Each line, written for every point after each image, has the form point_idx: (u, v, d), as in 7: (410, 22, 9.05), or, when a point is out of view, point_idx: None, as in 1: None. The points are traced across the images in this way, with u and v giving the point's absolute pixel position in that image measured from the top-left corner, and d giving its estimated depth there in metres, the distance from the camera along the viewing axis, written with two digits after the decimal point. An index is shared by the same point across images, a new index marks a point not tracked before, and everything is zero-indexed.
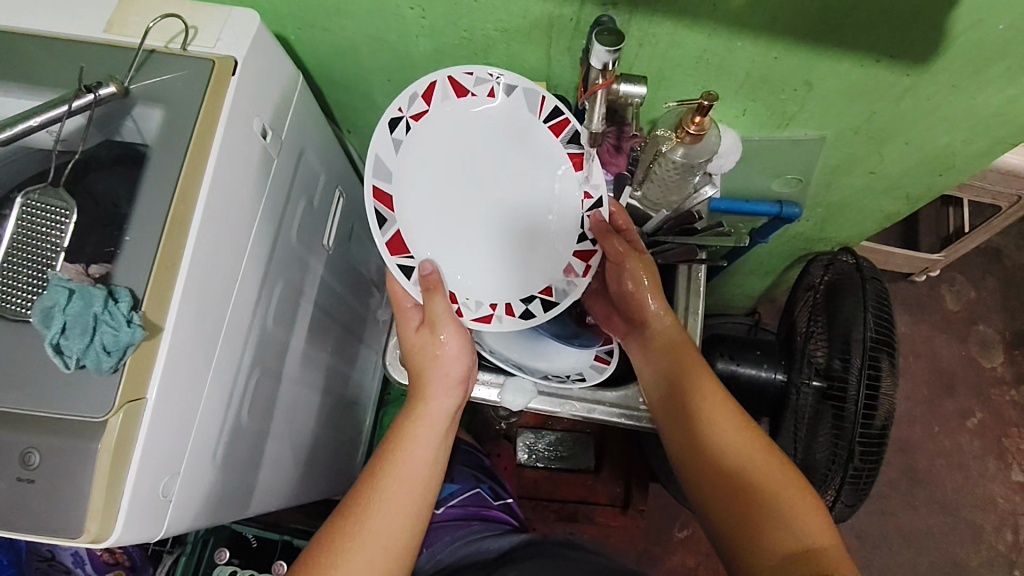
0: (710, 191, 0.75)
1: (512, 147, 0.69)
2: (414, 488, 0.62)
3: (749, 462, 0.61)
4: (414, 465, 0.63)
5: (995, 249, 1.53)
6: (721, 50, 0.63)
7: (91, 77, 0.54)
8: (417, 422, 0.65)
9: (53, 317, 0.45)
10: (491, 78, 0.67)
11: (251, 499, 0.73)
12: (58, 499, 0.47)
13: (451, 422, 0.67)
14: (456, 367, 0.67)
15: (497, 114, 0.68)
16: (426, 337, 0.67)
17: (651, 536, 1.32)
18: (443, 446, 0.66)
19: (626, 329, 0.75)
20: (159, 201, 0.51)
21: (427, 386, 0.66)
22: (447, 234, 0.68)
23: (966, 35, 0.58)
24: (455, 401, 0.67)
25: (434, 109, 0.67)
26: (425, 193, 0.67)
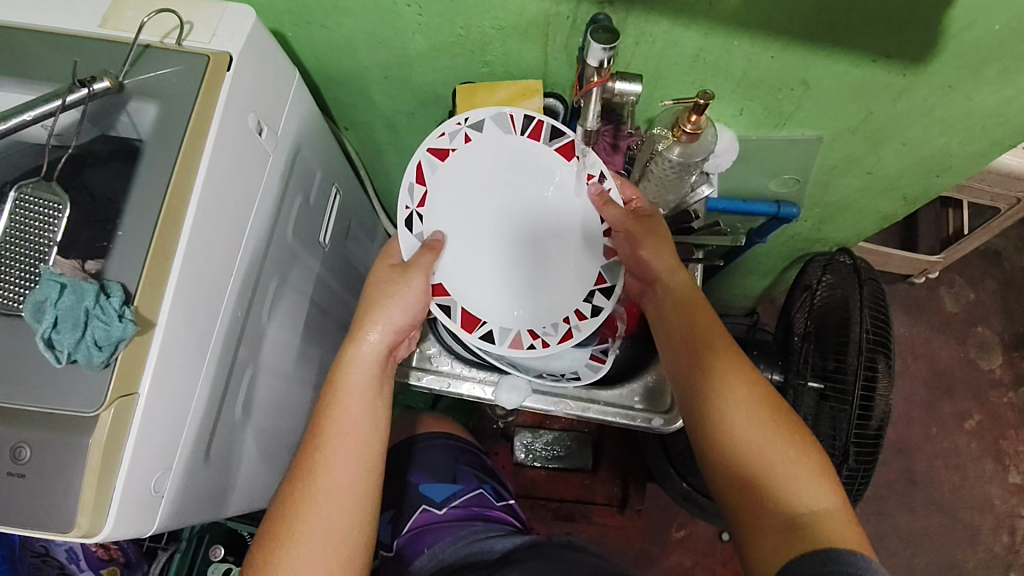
0: (706, 191, 0.76)
1: (503, 172, 0.69)
2: (362, 445, 0.60)
3: (753, 431, 0.57)
4: (353, 418, 0.60)
5: (994, 251, 1.53)
6: (718, 50, 0.63)
7: (85, 71, 0.54)
8: (350, 369, 0.62)
9: (44, 311, 0.45)
10: (460, 125, 0.68)
11: (228, 501, 0.70)
12: (48, 493, 0.47)
13: (385, 361, 0.64)
14: (402, 316, 0.64)
15: (494, 144, 0.69)
16: (393, 281, 0.64)
17: (648, 536, 1.31)
18: (382, 388, 0.63)
19: (639, 288, 0.71)
20: (153, 197, 0.51)
21: (363, 326, 0.63)
22: (502, 299, 0.69)
23: (962, 36, 0.58)
24: (387, 342, 0.63)
25: (432, 185, 0.68)
26: (467, 261, 0.68)
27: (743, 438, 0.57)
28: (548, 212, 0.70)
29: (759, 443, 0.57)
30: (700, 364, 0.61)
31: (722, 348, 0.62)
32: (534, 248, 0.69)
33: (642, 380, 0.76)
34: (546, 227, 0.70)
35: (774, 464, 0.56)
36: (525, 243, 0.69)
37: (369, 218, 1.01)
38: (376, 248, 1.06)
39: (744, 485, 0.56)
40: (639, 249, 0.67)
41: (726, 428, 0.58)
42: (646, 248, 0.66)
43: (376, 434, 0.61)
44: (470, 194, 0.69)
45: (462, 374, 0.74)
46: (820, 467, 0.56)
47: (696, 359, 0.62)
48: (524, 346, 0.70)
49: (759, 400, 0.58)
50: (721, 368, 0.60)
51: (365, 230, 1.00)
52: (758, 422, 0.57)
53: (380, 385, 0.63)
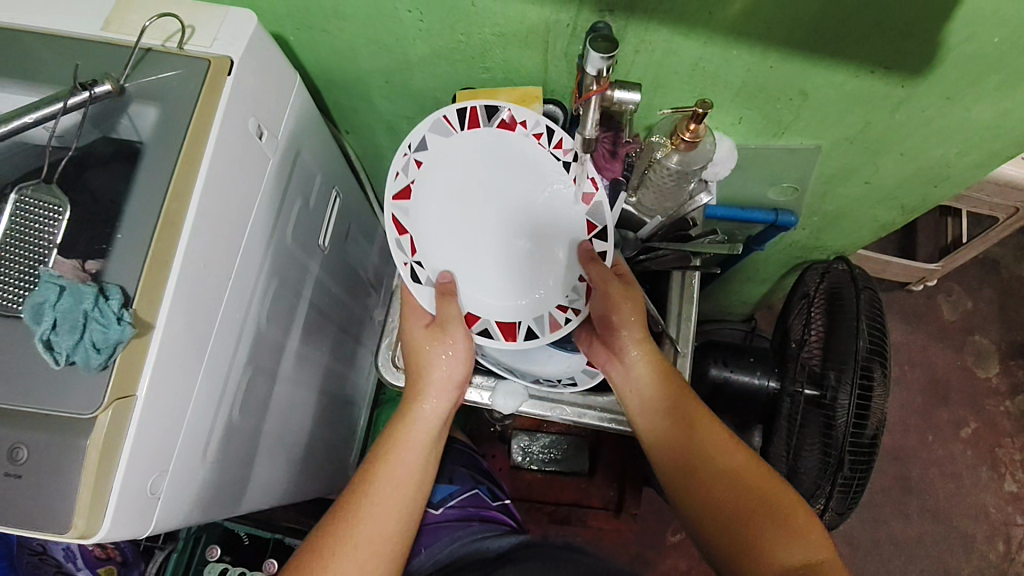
0: (704, 199, 0.75)
1: (472, 178, 0.69)
2: (404, 495, 0.62)
3: (743, 480, 0.61)
4: (403, 469, 0.63)
5: (992, 259, 1.53)
6: (717, 59, 0.63)
7: (87, 74, 0.54)
8: (410, 426, 0.66)
9: (43, 313, 0.45)
10: (405, 153, 0.68)
11: (243, 497, 0.74)
12: (45, 494, 0.48)
13: (444, 423, 0.68)
14: (456, 373, 0.67)
15: (468, 142, 0.69)
16: (437, 337, 0.67)
17: (643, 539, 1.32)
18: (435, 448, 0.67)
19: (605, 355, 0.70)
20: (153, 200, 0.51)
21: (422, 386, 0.67)
22: (518, 284, 0.68)
23: (961, 48, 0.59)
24: (448, 403, 0.68)
25: (411, 229, 0.68)
26: (474, 275, 0.68)
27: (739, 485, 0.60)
28: (537, 190, 0.69)
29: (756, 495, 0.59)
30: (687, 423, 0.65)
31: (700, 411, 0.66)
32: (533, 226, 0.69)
33: None
34: (524, 210, 0.69)
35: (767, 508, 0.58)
36: (523, 223, 0.69)
37: (369, 220, 1.01)
38: (376, 251, 1.06)
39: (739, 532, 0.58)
40: (612, 312, 0.67)
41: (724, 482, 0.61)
42: (620, 312, 0.66)
43: (420, 493, 0.64)
44: (456, 195, 0.68)
45: None
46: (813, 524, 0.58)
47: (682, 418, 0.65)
48: (562, 324, 0.69)
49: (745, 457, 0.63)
50: (705, 427, 0.64)
51: (364, 232, 1.00)
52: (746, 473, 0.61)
53: (434, 445, 0.67)
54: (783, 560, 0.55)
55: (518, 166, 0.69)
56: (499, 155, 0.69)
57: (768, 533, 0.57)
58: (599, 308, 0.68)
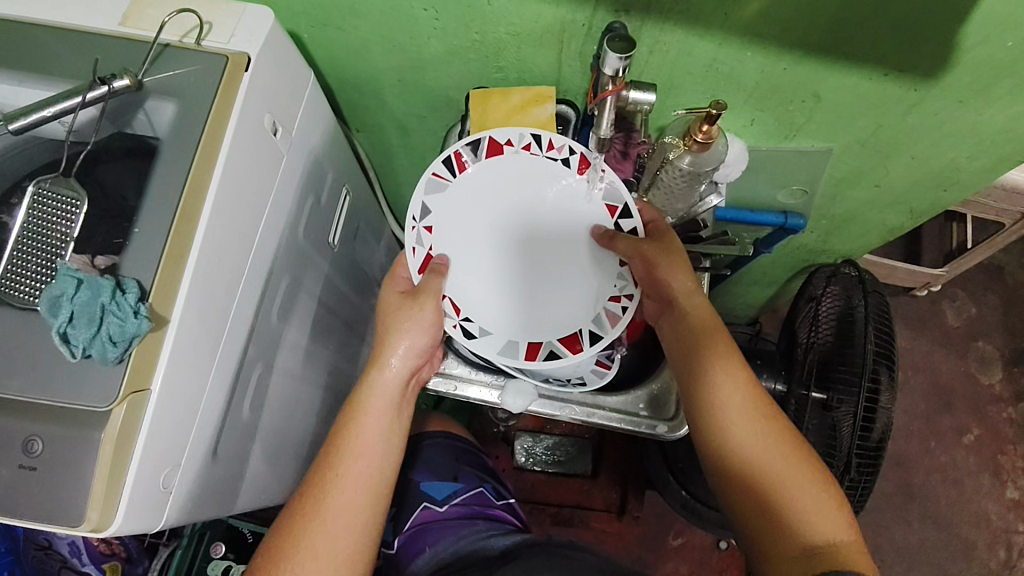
0: (714, 201, 0.76)
1: (473, 217, 0.68)
2: (370, 465, 0.61)
3: (768, 454, 0.58)
4: (368, 436, 0.61)
5: (997, 266, 1.54)
6: (731, 61, 0.64)
7: (106, 68, 0.54)
8: (369, 391, 0.63)
9: (61, 306, 0.46)
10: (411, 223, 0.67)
11: (238, 495, 0.72)
12: (58, 487, 0.48)
13: (405, 387, 0.65)
14: (420, 341, 0.65)
15: (473, 177, 0.68)
16: (406, 305, 0.65)
17: (645, 543, 1.31)
18: (400, 413, 0.65)
19: (658, 309, 0.69)
20: (169, 195, 0.51)
21: (384, 350, 0.64)
22: (557, 300, 0.68)
23: (975, 51, 0.59)
24: (410, 367, 0.65)
25: (450, 288, 0.67)
26: (514, 308, 0.68)
27: (764, 459, 0.58)
28: (551, 204, 0.69)
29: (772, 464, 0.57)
30: (715, 388, 0.61)
31: (736, 371, 0.62)
32: (553, 239, 0.69)
33: (646, 387, 0.75)
34: (528, 230, 0.68)
35: (787, 484, 0.56)
36: (546, 240, 0.69)
37: (377, 219, 1.01)
38: (384, 250, 1.06)
39: (758, 505, 0.57)
40: (657, 271, 0.66)
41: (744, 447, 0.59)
42: (665, 269, 0.65)
43: (390, 461, 0.62)
44: (470, 235, 0.68)
45: (469, 377, 0.73)
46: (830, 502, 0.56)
47: (714, 383, 0.61)
48: (620, 315, 0.69)
49: (777, 427, 0.59)
50: (731, 389, 0.61)
51: (372, 231, 0.99)
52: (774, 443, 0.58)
53: (399, 411, 0.65)
54: (801, 539, 0.54)
55: (514, 191, 0.69)
56: (492, 184, 0.69)
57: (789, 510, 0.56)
58: (639, 270, 0.67)
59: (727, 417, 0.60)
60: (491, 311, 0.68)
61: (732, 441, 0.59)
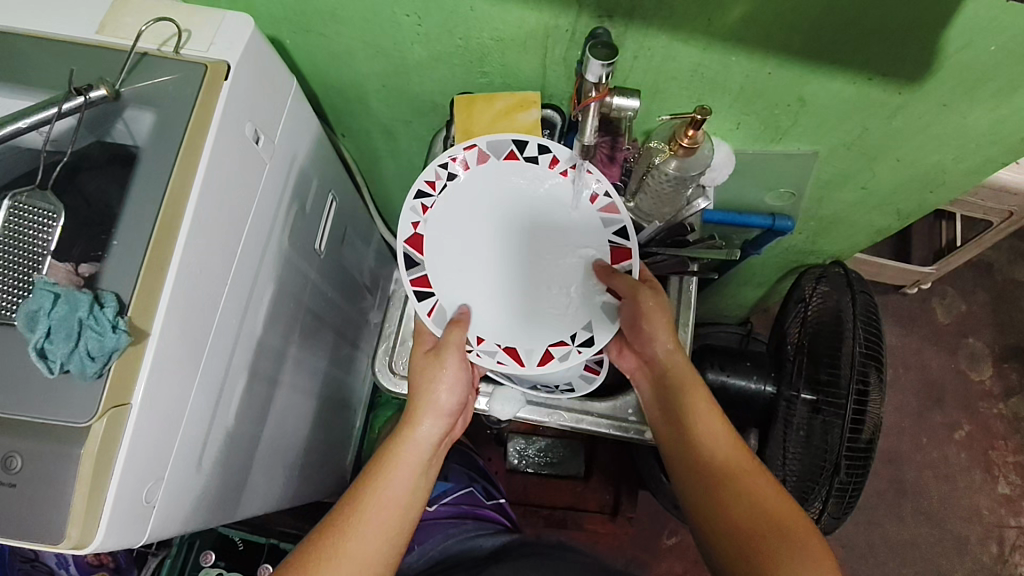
0: (701, 205, 0.74)
1: (470, 274, 0.66)
2: (391, 522, 0.61)
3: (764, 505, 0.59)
4: (395, 490, 0.62)
5: (986, 263, 1.54)
6: (716, 65, 0.63)
7: (81, 78, 0.54)
8: (400, 449, 0.64)
9: (37, 321, 0.45)
10: (473, 347, 0.65)
11: (241, 501, 0.73)
12: (39, 504, 0.47)
13: (436, 449, 0.66)
14: (451, 399, 0.65)
15: (437, 232, 0.67)
16: (432, 363, 0.64)
17: (640, 543, 1.32)
18: (428, 471, 0.65)
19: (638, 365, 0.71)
20: (149, 205, 0.51)
21: (417, 410, 0.64)
22: (572, 262, 0.67)
23: (958, 56, 0.59)
24: (442, 427, 0.65)
25: (541, 343, 0.66)
26: (570, 289, 0.67)
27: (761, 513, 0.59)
28: (528, 200, 0.68)
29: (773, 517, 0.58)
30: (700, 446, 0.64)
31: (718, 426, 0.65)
32: (539, 231, 0.68)
33: (635, 392, 0.74)
34: (502, 228, 0.67)
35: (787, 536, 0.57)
36: (527, 220, 0.68)
37: (365, 223, 1.00)
38: (372, 253, 1.06)
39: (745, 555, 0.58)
40: (642, 322, 0.66)
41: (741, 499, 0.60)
42: (651, 324, 0.66)
43: (411, 516, 0.63)
44: (474, 284, 0.66)
45: None
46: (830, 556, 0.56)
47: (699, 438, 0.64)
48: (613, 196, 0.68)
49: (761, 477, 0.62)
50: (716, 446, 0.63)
51: (360, 234, 0.99)
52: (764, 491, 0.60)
53: (428, 469, 0.65)
54: None
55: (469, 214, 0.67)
56: (453, 227, 0.67)
57: (776, 559, 0.56)
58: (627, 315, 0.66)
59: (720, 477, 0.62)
60: (547, 320, 0.66)
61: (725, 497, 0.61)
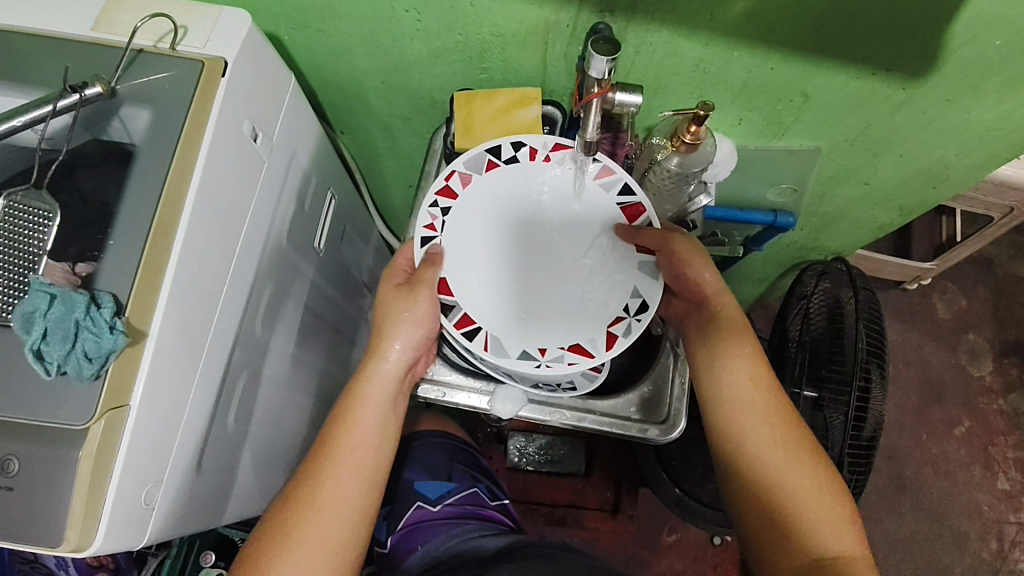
0: (704, 201, 0.74)
1: (504, 288, 0.65)
2: (365, 455, 0.62)
3: (787, 464, 0.60)
4: (364, 427, 0.62)
5: (987, 258, 1.54)
6: (718, 60, 0.63)
7: (76, 76, 0.53)
8: (366, 385, 0.64)
9: (34, 322, 0.45)
10: (538, 359, 0.64)
11: (237, 502, 0.73)
12: (36, 508, 0.46)
13: (402, 382, 0.66)
14: (416, 333, 0.64)
15: (457, 267, 0.65)
16: (402, 296, 0.64)
17: (640, 540, 1.31)
18: (396, 406, 0.65)
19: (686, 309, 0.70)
20: (146, 204, 0.50)
21: (382, 343, 0.64)
22: (595, 245, 0.67)
23: (961, 51, 0.58)
24: (407, 359, 0.65)
25: (603, 328, 0.64)
26: (609, 267, 0.66)
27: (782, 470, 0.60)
28: (532, 192, 0.67)
29: (794, 476, 0.60)
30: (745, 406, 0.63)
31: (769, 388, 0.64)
32: (545, 224, 0.67)
33: (637, 390, 0.74)
34: (514, 231, 0.66)
35: (804, 497, 0.59)
36: (538, 220, 0.67)
37: (364, 220, 1.00)
38: (371, 251, 1.05)
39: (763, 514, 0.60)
40: (681, 267, 0.65)
41: (767, 452, 0.61)
42: (693, 268, 0.65)
43: (382, 452, 0.63)
44: (511, 307, 0.64)
45: (458, 384, 0.72)
46: (850, 518, 0.59)
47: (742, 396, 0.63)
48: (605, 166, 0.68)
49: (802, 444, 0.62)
50: (753, 397, 0.63)
51: (360, 232, 0.98)
52: (799, 464, 0.61)
53: (395, 404, 0.65)
54: (808, 552, 0.57)
55: (481, 225, 0.66)
56: (469, 244, 0.66)
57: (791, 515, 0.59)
58: (666, 269, 0.66)
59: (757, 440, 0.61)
60: (596, 308, 0.65)
61: (751, 449, 0.61)
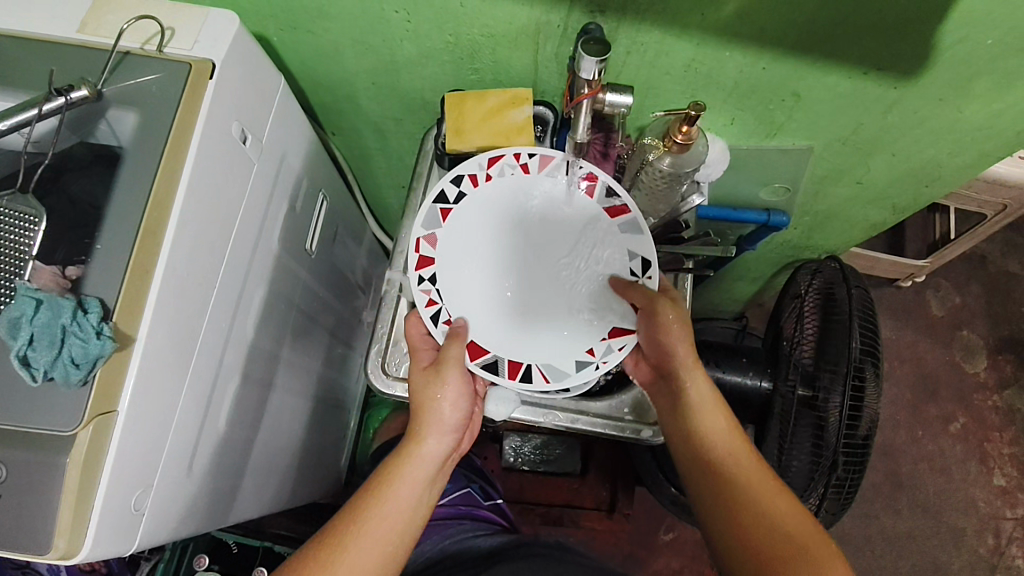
0: (696, 201, 0.74)
1: (527, 319, 0.65)
2: (393, 533, 0.60)
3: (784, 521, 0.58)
4: (396, 505, 0.60)
5: (980, 255, 1.55)
6: (710, 60, 0.62)
7: (61, 79, 0.52)
8: (407, 462, 0.63)
9: (20, 328, 0.44)
10: (593, 359, 0.64)
11: (232, 507, 0.73)
12: (24, 514, 0.46)
13: (441, 466, 0.65)
14: (454, 414, 0.64)
15: (475, 323, 0.64)
16: (432, 379, 0.63)
17: (636, 538, 1.31)
18: (431, 488, 0.64)
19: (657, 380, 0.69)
20: (133, 208, 0.50)
21: (422, 426, 0.64)
22: (587, 237, 0.67)
23: (954, 50, 0.58)
24: (447, 445, 0.64)
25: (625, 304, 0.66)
26: (607, 246, 0.67)
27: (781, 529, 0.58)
28: (522, 212, 0.67)
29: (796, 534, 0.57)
30: (730, 466, 0.63)
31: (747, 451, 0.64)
32: (533, 240, 0.66)
33: (630, 391, 0.74)
34: (510, 261, 0.66)
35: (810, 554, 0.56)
36: (529, 237, 0.66)
37: (357, 221, 0.99)
38: (364, 252, 1.04)
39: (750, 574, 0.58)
40: (660, 334, 0.65)
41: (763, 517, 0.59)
42: (671, 337, 0.64)
43: (410, 533, 0.61)
44: (546, 336, 0.64)
45: None
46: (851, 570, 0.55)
47: (723, 454, 0.63)
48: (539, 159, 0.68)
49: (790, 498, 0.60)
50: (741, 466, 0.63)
51: (352, 233, 0.98)
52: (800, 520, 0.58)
53: (431, 486, 0.64)
54: None
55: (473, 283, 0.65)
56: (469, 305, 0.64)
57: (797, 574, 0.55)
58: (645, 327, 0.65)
59: (741, 495, 0.61)
60: (605, 290, 0.66)
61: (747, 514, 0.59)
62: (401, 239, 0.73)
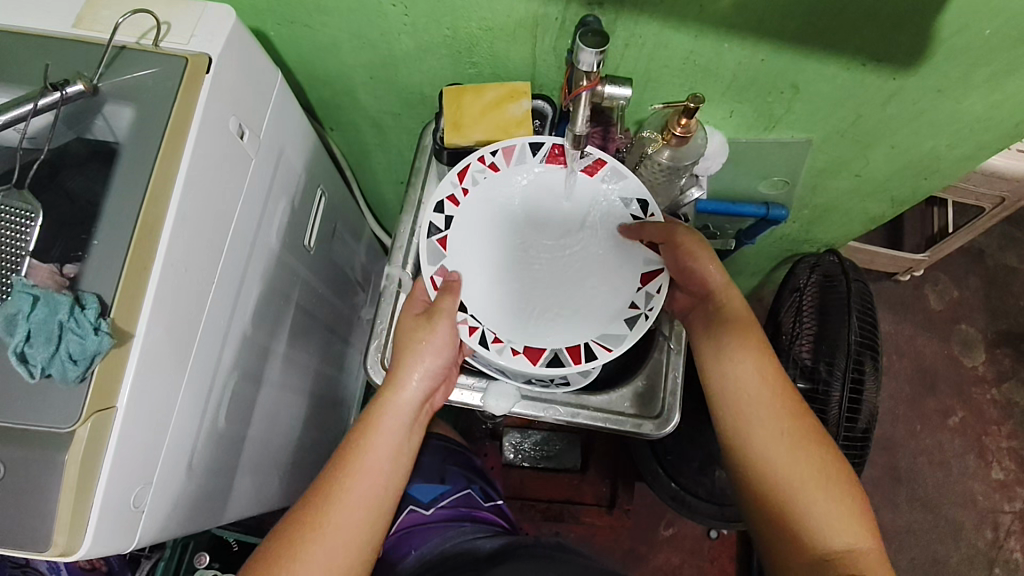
0: (696, 194, 0.74)
1: (559, 301, 0.65)
2: (377, 484, 0.59)
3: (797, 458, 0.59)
4: (378, 454, 0.60)
5: (978, 249, 1.55)
6: (709, 52, 0.62)
7: (57, 74, 0.52)
8: (384, 410, 0.61)
9: (17, 325, 0.44)
10: (639, 311, 0.65)
11: (231, 504, 0.73)
12: (22, 512, 0.46)
13: (420, 411, 0.63)
14: (434, 363, 0.62)
15: (508, 316, 0.65)
16: (421, 325, 0.62)
17: (636, 535, 1.28)
18: (412, 436, 0.63)
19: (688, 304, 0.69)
20: (130, 204, 0.50)
21: (400, 373, 0.62)
22: (571, 202, 0.68)
23: (953, 40, 0.58)
24: (425, 389, 0.63)
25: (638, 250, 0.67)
26: (598, 207, 0.68)
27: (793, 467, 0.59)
28: (512, 194, 0.67)
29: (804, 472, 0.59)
30: (749, 392, 0.62)
31: (773, 376, 0.63)
32: (530, 213, 0.67)
33: (631, 385, 0.74)
34: (519, 252, 0.66)
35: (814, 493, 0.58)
36: (527, 223, 0.67)
37: (355, 218, 0.99)
38: (363, 248, 1.04)
39: (771, 524, 0.60)
40: (687, 262, 0.65)
41: (780, 446, 0.60)
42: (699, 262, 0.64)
43: (395, 482, 0.61)
44: (587, 312, 0.65)
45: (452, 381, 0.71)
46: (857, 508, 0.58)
47: (749, 392, 0.62)
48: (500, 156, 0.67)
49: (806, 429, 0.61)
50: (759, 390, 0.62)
51: (350, 230, 0.97)
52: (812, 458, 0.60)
53: (411, 433, 0.62)
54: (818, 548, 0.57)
55: (499, 272, 0.65)
56: (500, 299, 0.65)
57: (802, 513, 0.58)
58: (671, 262, 0.66)
59: (756, 423, 0.61)
60: (612, 249, 0.67)
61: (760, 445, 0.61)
62: (399, 235, 0.72)
